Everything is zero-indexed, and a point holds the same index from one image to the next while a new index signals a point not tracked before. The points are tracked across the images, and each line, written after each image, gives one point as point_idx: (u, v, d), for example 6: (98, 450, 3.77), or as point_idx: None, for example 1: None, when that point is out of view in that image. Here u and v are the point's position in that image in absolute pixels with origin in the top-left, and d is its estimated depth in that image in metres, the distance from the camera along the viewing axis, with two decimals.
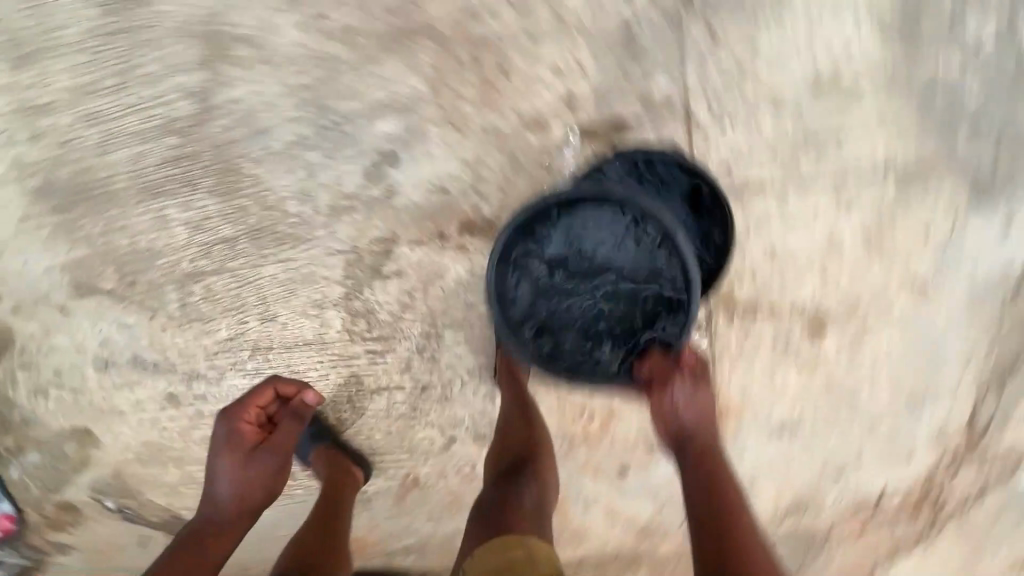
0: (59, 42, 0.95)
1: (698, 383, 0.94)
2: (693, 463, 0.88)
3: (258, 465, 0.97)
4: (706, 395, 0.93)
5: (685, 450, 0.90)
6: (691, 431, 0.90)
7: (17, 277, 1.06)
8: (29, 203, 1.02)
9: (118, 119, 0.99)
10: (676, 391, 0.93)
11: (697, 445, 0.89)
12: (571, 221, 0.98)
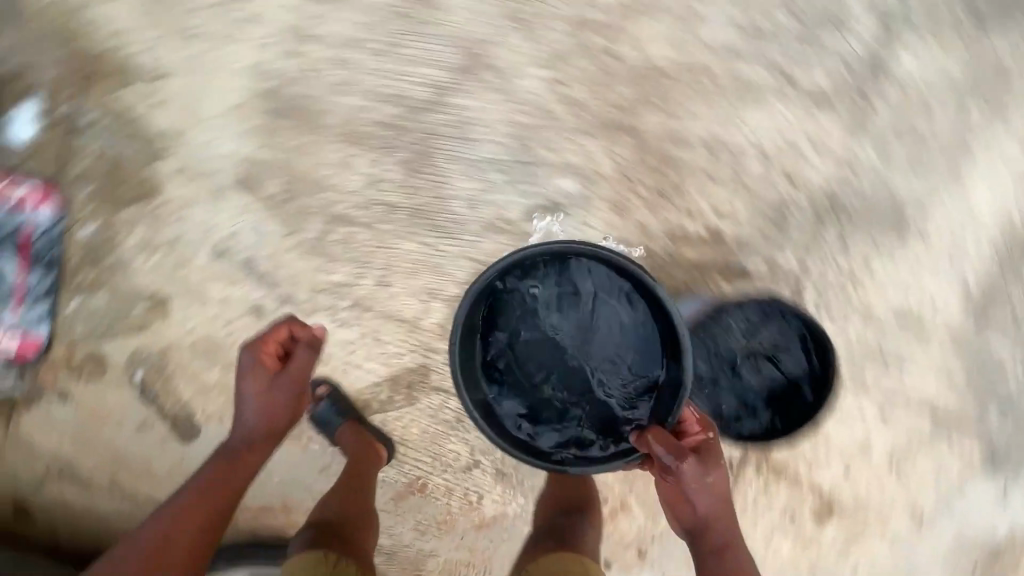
0: (356, 1, 1.13)
1: (708, 463, 0.98)
2: (705, 545, 0.99)
3: (281, 407, 1.02)
4: (717, 474, 0.98)
5: (699, 538, 1.00)
6: (705, 516, 0.99)
7: (199, 148, 1.16)
8: (251, 99, 1.15)
9: (363, 75, 1.15)
10: (686, 476, 0.97)
11: (709, 526, 0.99)
12: (518, 309, 1.13)
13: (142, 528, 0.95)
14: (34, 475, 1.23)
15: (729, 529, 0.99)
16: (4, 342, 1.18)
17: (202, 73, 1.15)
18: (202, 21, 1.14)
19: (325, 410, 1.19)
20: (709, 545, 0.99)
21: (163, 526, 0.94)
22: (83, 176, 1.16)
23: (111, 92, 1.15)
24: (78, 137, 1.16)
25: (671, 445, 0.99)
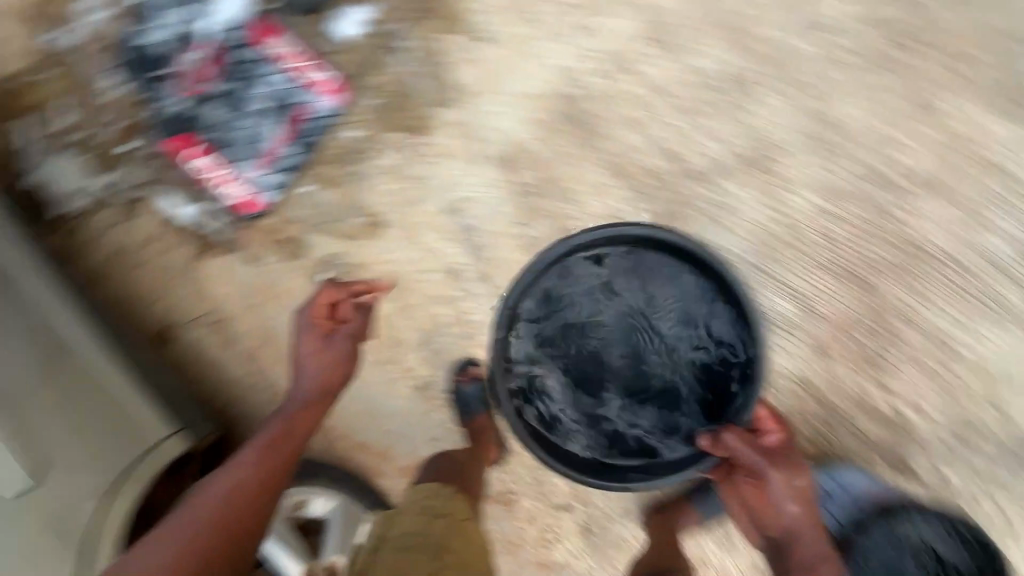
0: (684, 58, 1.18)
1: (790, 467, 0.97)
2: (794, 564, 0.95)
3: (335, 362, 1.07)
4: (800, 479, 0.96)
5: (788, 553, 0.96)
6: (795, 530, 0.95)
7: (481, 113, 1.23)
8: (547, 95, 1.22)
9: (653, 122, 1.20)
10: (744, 454, 0.97)
11: (800, 539, 0.95)
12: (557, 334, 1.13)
13: (192, 497, 0.88)
14: (189, 314, 1.29)
15: (815, 539, 0.96)
16: (233, 191, 1.27)
17: (518, 53, 1.22)
18: (543, 10, 1.20)
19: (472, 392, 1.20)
20: (794, 558, 0.95)
21: (224, 488, 0.88)
22: (374, 89, 1.25)
23: (433, 30, 1.23)
24: (387, 55, 1.24)
25: (750, 441, 0.98)
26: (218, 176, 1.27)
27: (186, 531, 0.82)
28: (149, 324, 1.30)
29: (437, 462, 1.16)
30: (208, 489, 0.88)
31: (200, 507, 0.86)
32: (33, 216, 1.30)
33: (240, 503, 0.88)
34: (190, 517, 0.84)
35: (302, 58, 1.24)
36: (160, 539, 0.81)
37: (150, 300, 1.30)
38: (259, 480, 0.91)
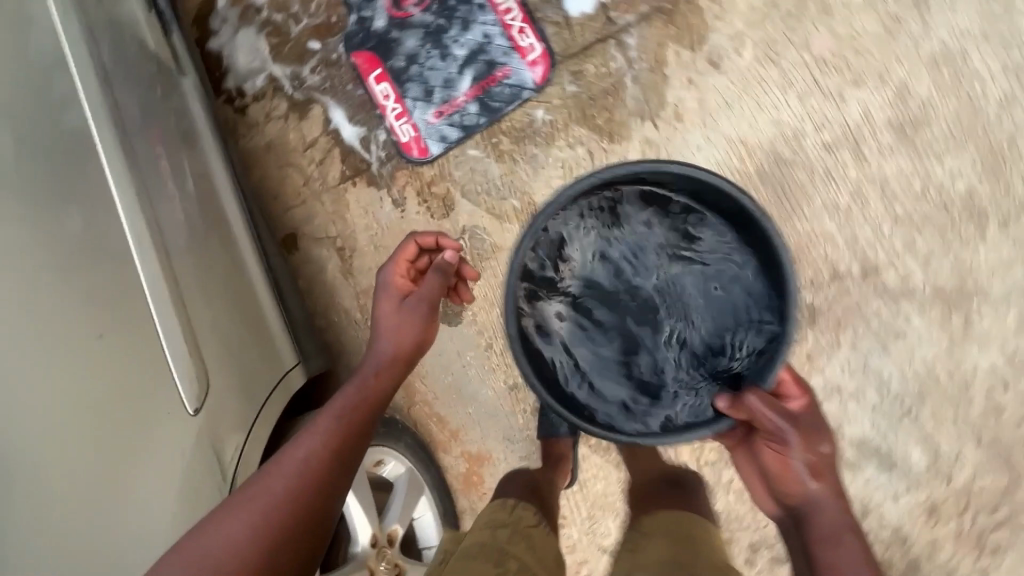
0: (925, 164, 1.05)
1: (812, 440, 0.79)
2: (813, 535, 0.75)
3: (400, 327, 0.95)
4: (825, 451, 0.80)
5: (805, 525, 0.77)
6: (811, 500, 0.77)
7: (684, 140, 1.12)
8: (764, 147, 1.10)
9: (864, 217, 1.08)
10: (783, 444, 0.78)
11: (814, 501, 0.77)
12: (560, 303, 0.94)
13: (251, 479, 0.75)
14: (320, 231, 1.29)
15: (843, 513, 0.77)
16: (403, 128, 1.23)
17: (747, 94, 1.10)
18: (797, 58, 1.08)
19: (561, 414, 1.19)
20: (828, 534, 0.74)
21: (289, 470, 0.75)
22: (580, 76, 1.15)
23: (669, 37, 1.12)
24: (608, 46, 1.14)
25: (779, 412, 0.77)
26: (394, 108, 1.23)
27: (247, 519, 0.70)
28: (281, 226, 1.31)
29: (516, 478, 1.15)
30: (268, 473, 0.75)
31: (262, 492, 0.72)
32: (215, 83, 1.32)
33: (306, 487, 0.74)
34: (250, 502, 0.71)
35: (518, 17, 1.16)
36: (216, 527, 0.69)
37: (290, 203, 1.30)
38: (325, 463, 0.77)
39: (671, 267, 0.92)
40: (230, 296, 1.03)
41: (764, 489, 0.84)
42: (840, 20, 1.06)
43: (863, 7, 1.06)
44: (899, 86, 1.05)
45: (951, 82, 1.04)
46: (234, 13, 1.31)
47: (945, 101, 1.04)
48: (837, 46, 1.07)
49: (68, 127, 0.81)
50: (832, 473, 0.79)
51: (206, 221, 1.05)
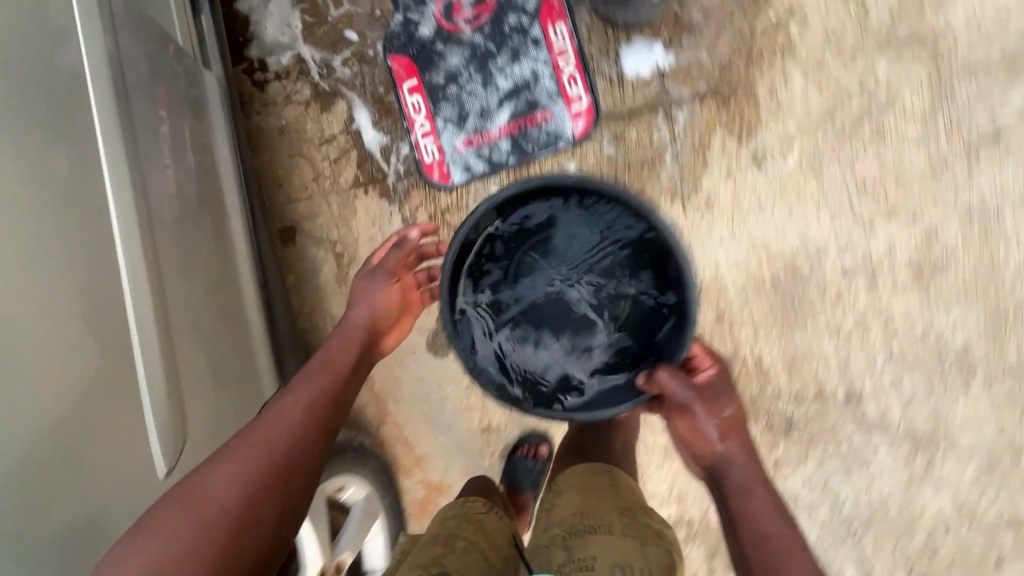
0: (931, 310, 1.07)
1: (716, 401, 0.87)
2: (729, 486, 0.81)
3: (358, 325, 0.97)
4: (732, 415, 0.87)
5: (721, 480, 0.82)
6: (728, 456, 0.83)
7: (708, 230, 1.11)
8: (783, 256, 1.09)
9: (860, 346, 1.09)
10: (691, 411, 0.85)
11: (733, 460, 0.83)
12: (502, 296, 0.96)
13: (196, 476, 0.68)
14: (321, 232, 1.23)
15: (752, 464, 0.83)
16: (428, 148, 1.17)
17: (781, 199, 1.08)
18: (838, 176, 1.06)
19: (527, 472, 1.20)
20: (741, 484, 0.80)
21: (254, 469, 0.70)
22: (620, 140, 1.11)
23: (719, 123, 1.08)
24: (657, 116, 1.10)
25: (688, 386, 0.86)
26: (423, 124, 1.16)
27: (213, 520, 0.64)
28: (280, 217, 1.25)
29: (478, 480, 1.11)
30: (226, 466, 0.69)
31: (226, 488, 0.67)
32: (236, 49, 1.22)
33: (287, 453, 0.73)
34: (213, 498, 0.66)
35: (570, 63, 1.10)
36: (173, 523, 0.62)
37: (294, 196, 1.24)
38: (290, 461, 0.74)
39: (605, 261, 0.94)
40: (212, 298, 0.93)
41: (692, 455, 0.88)
42: (889, 149, 1.05)
43: (915, 141, 1.04)
44: (928, 228, 1.05)
45: (977, 237, 1.04)
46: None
47: (966, 255, 1.05)
48: (879, 174, 1.05)
49: (74, 73, 0.71)
50: (741, 433, 0.86)
51: (200, 206, 0.96)
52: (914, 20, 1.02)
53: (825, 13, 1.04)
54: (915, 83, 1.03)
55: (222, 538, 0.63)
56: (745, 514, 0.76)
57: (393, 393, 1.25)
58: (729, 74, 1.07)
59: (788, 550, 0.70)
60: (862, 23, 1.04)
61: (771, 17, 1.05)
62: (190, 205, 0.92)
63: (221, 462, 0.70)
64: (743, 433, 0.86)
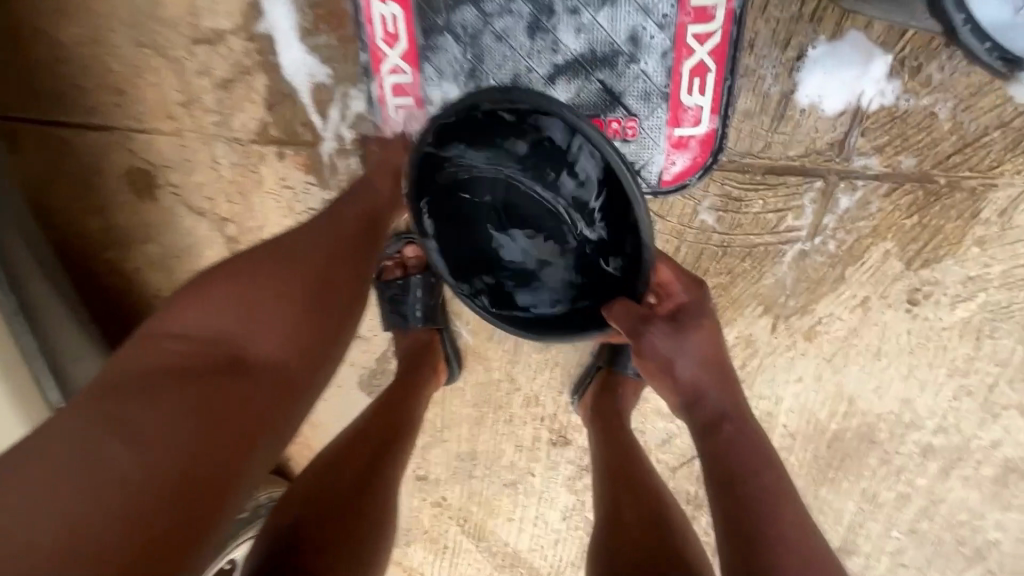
0: (987, 506, 0.86)
1: (684, 322, 0.60)
2: (697, 423, 0.57)
3: (374, 189, 0.60)
4: (703, 337, 0.60)
5: (699, 419, 0.58)
6: (693, 386, 0.59)
7: (791, 361, 0.75)
8: (867, 414, 0.79)
9: (890, 512, 0.89)
10: (651, 347, 0.58)
11: (700, 393, 0.58)
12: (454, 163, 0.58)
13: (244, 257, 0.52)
14: (197, 195, 0.73)
15: (724, 391, 0.58)
16: (400, 116, 0.63)
17: (910, 355, 0.73)
18: (1005, 348, 0.71)
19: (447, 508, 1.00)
20: (707, 419, 0.57)
21: (316, 266, 0.52)
22: (732, 208, 0.65)
23: (899, 226, 0.64)
24: (807, 188, 0.63)
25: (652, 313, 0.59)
26: (399, 70, 0.62)
27: (267, 306, 0.50)
28: (123, 152, 0.71)
29: (350, 441, 0.66)
30: (282, 250, 0.53)
31: (283, 278, 0.51)
32: None
33: (342, 269, 0.54)
34: (265, 285, 0.50)
35: (708, 44, 0.57)
36: (222, 297, 0.49)
37: (146, 121, 0.69)
38: (359, 262, 0.56)
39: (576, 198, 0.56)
40: None
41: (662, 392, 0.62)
42: None
43: None
44: None
45: None
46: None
47: None
48: None
49: None
50: (716, 353, 0.60)
51: None
52: None
53: None
54: None
55: (301, 338, 0.50)
56: (719, 455, 0.54)
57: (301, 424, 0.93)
58: (962, 159, 0.60)
59: (774, 498, 0.50)
60: None
61: None
62: None
63: (288, 242, 0.54)
64: (718, 358, 0.60)
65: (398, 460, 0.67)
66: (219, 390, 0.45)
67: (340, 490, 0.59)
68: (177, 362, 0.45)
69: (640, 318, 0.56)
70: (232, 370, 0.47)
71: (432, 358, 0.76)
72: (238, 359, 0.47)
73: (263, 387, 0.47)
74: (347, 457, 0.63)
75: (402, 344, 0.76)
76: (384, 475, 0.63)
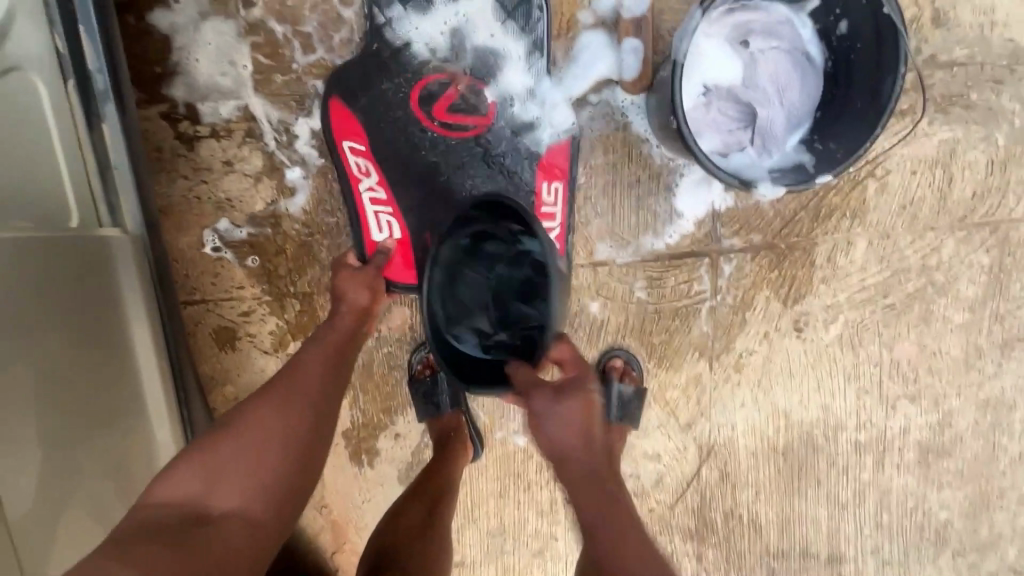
0: (925, 488, 1.06)
1: (564, 389, 0.71)
2: (568, 480, 0.69)
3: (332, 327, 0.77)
4: (577, 400, 0.70)
5: (568, 477, 0.69)
6: (561, 449, 0.69)
7: (732, 390, 0.99)
8: (803, 424, 1.02)
9: (856, 510, 1.07)
10: (531, 409, 0.71)
11: (570, 457, 0.69)
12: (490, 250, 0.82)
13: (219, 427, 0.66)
14: (268, 339, 0.95)
15: (590, 453, 0.69)
16: (381, 220, 0.89)
17: (813, 369, 0.99)
18: (877, 352, 0.98)
19: None
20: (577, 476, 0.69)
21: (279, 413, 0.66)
22: (655, 285, 0.94)
23: (768, 279, 0.94)
24: (700, 265, 0.93)
25: (542, 380, 0.72)
26: (375, 188, 0.88)
27: (232, 465, 0.62)
28: (213, 316, 0.94)
29: (408, 497, 0.93)
30: (245, 414, 0.66)
31: (248, 432, 0.64)
32: (152, 84, 0.85)
33: (299, 414, 0.66)
34: (239, 443, 0.63)
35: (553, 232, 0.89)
36: (194, 467, 0.62)
37: (234, 291, 0.93)
38: (329, 389, 0.70)
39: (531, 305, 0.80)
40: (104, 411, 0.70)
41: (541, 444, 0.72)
42: (932, 333, 0.97)
43: (959, 329, 0.97)
44: (944, 415, 1.01)
45: (987, 426, 1.02)
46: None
47: (972, 440, 1.03)
48: (915, 357, 0.98)
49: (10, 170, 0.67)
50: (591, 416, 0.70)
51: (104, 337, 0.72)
52: (993, 204, 0.90)
53: (909, 178, 0.89)
54: (976, 269, 0.93)
55: (263, 485, 0.62)
56: (586, 522, 0.66)
57: (351, 529, 1.07)
58: (791, 231, 0.92)
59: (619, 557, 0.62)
60: (942, 196, 0.90)
61: (849, 172, 0.89)
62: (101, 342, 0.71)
63: (255, 400, 0.67)
64: (591, 416, 0.71)
65: (447, 505, 0.93)
66: (192, 539, 0.55)
67: (412, 532, 0.87)
68: (159, 524, 0.57)
69: (532, 384, 0.72)
70: (198, 523, 0.57)
71: (459, 435, 0.97)
72: (207, 516, 0.59)
73: (230, 533, 0.58)
74: (402, 511, 0.91)
75: (435, 428, 0.97)
76: (438, 520, 0.90)
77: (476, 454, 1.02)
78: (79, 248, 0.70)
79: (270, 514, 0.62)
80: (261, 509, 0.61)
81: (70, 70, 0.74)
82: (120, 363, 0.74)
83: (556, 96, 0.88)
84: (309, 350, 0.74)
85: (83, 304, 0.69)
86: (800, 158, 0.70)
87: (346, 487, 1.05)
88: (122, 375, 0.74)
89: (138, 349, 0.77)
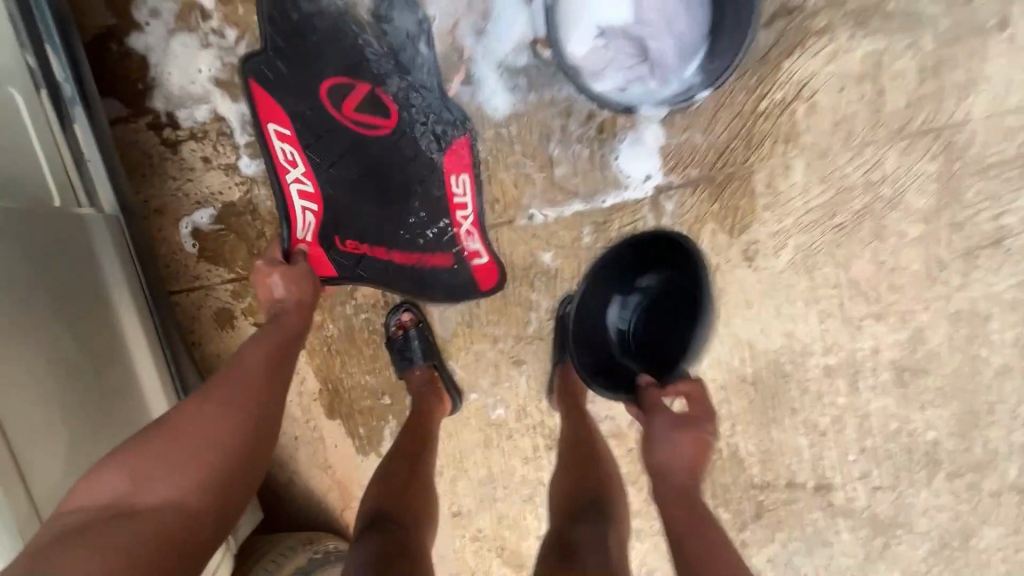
0: (906, 410, 1.05)
1: (688, 417, 0.74)
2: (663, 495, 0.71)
3: (280, 320, 0.84)
4: (699, 439, 0.73)
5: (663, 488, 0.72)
6: (665, 472, 0.72)
7: None
8: (769, 352, 1.03)
9: (838, 434, 1.07)
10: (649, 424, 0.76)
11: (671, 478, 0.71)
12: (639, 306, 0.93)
13: (158, 422, 0.68)
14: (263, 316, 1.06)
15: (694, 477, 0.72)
16: (306, 219, 0.97)
17: (771, 296, 1.00)
18: (836, 274, 0.99)
19: (485, 537, 1.18)
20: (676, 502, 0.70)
21: (209, 410, 0.69)
22: (601, 229, 0.99)
23: (713, 212, 0.97)
24: (643, 205, 0.98)
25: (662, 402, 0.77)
26: (302, 182, 0.97)
27: (166, 456, 0.65)
28: (212, 300, 1.06)
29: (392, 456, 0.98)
30: (180, 412, 0.69)
31: (180, 431, 0.67)
32: (137, 98, 0.99)
33: (235, 408, 0.70)
34: (174, 438, 0.67)
35: (468, 220, 1.00)
36: (127, 464, 0.65)
37: (227, 274, 1.05)
38: (267, 379, 0.75)
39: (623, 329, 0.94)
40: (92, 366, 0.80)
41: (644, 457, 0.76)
42: (888, 249, 0.97)
43: (916, 242, 0.96)
44: (916, 331, 1.01)
45: (964, 341, 1.01)
46: (172, 8, 0.96)
47: (950, 356, 1.01)
48: (874, 276, 0.98)
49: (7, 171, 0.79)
50: (705, 453, 0.73)
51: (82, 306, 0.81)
52: (930, 111, 0.90)
53: (837, 95, 0.91)
54: (924, 179, 0.93)
55: (199, 474, 0.65)
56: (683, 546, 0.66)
57: (353, 484, 1.17)
58: (727, 162, 0.95)
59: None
60: (875, 108, 0.91)
61: (777, 97, 0.91)
62: (75, 315, 0.79)
63: (188, 403, 0.70)
64: (701, 455, 0.73)
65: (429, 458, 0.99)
66: (125, 530, 0.59)
67: (400, 484, 0.92)
68: (94, 517, 0.60)
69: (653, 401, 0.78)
70: (133, 515, 0.61)
71: (433, 388, 1.06)
72: (140, 508, 0.62)
73: (165, 519, 0.61)
74: (389, 466, 0.96)
75: (411, 384, 1.06)
76: (425, 471, 0.97)
77: (456, 405, 1.10)
78: (59, 220, 0.81)
79: (208, 505, 0.65)
80: (196, 497, 0.64)
81: (41, 82, 0.85)
82: (110, 334, 0.85)
83: (480, 65, 0.95)
84: (251, 344, 0.79)
85: (55, 294, 0.77)
86: (694, 82, 0.75)
87: (344, 447, 1.15)
88: (111, 345, 0.85)
89: (118, 313, 0.88)
